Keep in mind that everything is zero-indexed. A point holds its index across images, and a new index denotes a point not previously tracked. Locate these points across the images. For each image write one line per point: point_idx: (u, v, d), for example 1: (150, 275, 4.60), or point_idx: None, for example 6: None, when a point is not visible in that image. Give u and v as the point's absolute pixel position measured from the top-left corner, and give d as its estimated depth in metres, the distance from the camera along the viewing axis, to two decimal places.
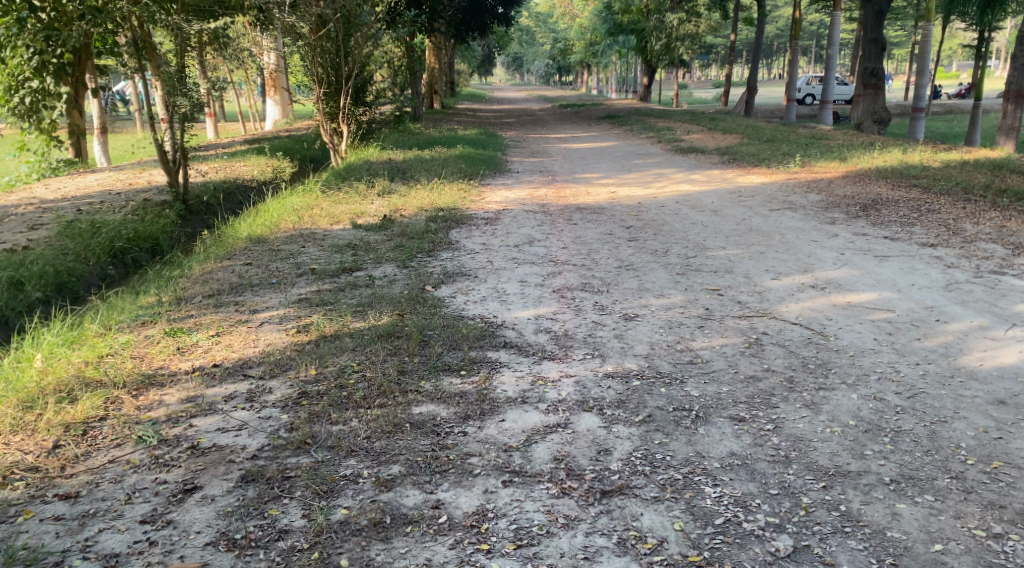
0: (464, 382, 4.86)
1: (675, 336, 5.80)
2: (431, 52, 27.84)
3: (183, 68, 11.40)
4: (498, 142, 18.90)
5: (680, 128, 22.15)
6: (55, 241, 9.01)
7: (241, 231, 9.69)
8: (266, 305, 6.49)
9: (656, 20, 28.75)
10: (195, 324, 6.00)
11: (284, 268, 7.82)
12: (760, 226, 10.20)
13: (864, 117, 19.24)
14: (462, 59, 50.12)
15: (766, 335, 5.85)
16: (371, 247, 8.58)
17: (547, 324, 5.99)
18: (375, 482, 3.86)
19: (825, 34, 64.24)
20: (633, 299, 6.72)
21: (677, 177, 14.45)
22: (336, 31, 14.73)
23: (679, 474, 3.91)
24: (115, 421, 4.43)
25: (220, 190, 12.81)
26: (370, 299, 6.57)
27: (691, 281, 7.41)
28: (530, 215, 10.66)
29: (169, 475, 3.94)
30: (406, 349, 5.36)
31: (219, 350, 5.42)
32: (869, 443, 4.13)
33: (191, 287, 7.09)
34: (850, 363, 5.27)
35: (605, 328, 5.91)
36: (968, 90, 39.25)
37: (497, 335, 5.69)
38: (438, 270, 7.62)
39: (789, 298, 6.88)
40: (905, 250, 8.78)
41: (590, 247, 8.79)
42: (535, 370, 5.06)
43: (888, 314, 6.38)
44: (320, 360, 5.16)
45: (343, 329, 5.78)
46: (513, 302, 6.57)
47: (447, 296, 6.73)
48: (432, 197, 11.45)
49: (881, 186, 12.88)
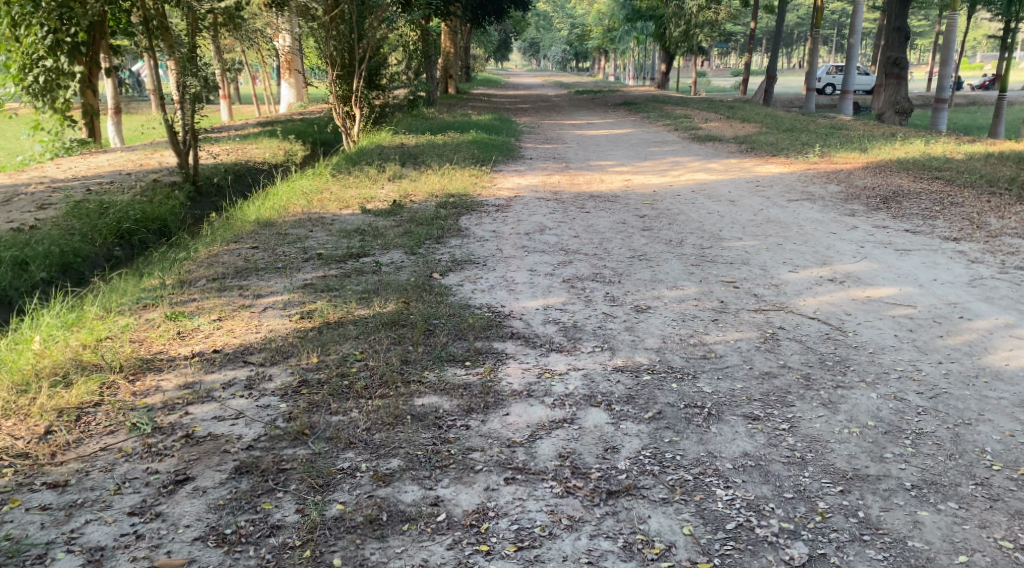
0: (469, 374, 4.72)
1: (688, 329, 5.63)
2: (449, 36, 27.52)
3: (195, 48, 11.29)
4: (513, 128, 18.73)
5: (698, 116, 21.83)
6: (62, 221, 8.90)
7: (249, 214, 9.58)
8: (270, 290, 6.36)
9: (675, 7, 28.31)
10: (198, 308, 5.88)
11: (290, 252, 7.71)
12: (778, 217, 9.99)
13: (886, 107, 18.91)
14: (478, 45, 49.82)
15: (782, 330, 5.67)
16: (379, 232, 8.43)
17: (556, 315, 5.84)
18: (373, 476, 3.72)
19: (847, 22, 63.41)
20: (646, 291, 6.56)
21: (693, 166, 14.21)
22: (349, 13, 14.56)
23: (689, 475, 3.75)
24: (109, 407, 4.30)
25: (230, 172, 12.71)
26: (376, 285, 6.45)
27: (705, 273, 7.22)
28: (542, 203, 10.49)
29: (161, 465, 3.81)
30: (410, 338, 5.21)
31: (221, 336, 5.29)
32: (889, 445, 3.95)
33: (195, 271, 6.98)
34: (869, 360, 5.09)
35: (616, 320, 5.75)
36: (992, 81, 38.62)
37: (505, 326, 5.55)
38: (447, 257, 7.48)
39: (806, 292, 6.69)
40: (928, 244, 8.57)
41: (603, 236, 8.61)
42: (542, 363, 4.90)
43: (909, 310, 6.20)
44: (322, 348, 5.03)
45: (347, 316, 5.65)
46: (522, 292, 6.42)
47: (455, 284, 6.59)
48: (443, 182, 11.32)
49: (902, 178, 12.62)
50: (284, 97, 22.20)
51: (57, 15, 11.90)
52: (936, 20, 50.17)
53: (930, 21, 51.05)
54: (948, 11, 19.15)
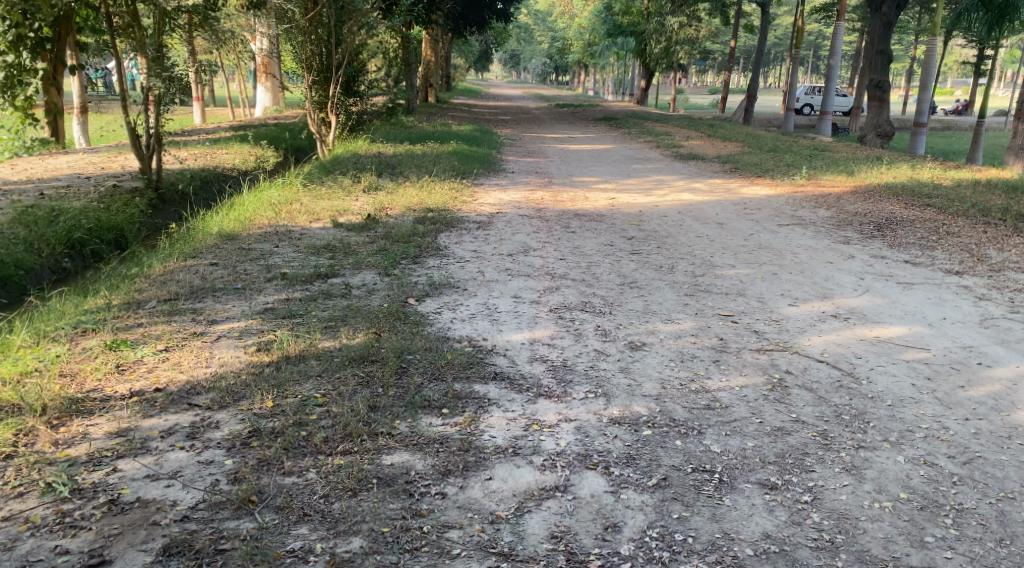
0: (446, 424, 4.16)
1: (687, 372, 5.10)
2: (428, 44, 26.97)
3: (162, 48, 10.73)
4: (493, 139, 18.23)
5: (680, 134, 21.44)
6: (7, 228, 8.23)
7: (211, 225, 8.95)
8: (226, 316, 5.78)
9: (656, 23, 28.01)
10: (143, 336, 5.28)
11: (252, 270, 7.12)
12: (770, 243, 9.54)
13: (868, 130, 18.63)
14: (458, 55, 49.22)
15: (789, 375, 5.17)
16: (352, 249, 7.85)
17: (543, 351, 5.29)
18: (330, 563, 3.23)
19: (825, 44, 63.63)
20: (639, 324, 6.04)
21: (679, 185, 13.77)
22: (327, 15, 14.04)
23: (705, 564, 3.33)
24: (22, 461, 3.71)
25: (197, 179, 12.06)
26: (344, 312, 5.90)
27: (700, 304, 6.72)
28: (525, 221, 9.97)
29: (73, 542, 3.28)
30: (380, 379, 4.65)
31: (165, 370, 4.71)
32: (929, 526, 3.58)
33: (145, 290, 6.40)
34: (888, 415, 4.61)
35: (609, 359, 5.21)
36: (965, 106, 38.88)
37: (486, 363, 5.00)
38: (423, 279, 6.92)
39: (809, 330, 6.21)
40: (930, 277, 8.15)
41: (589, 259, 8.10)
42: (529, 411, 4.34)
43: (923, 354, 5.73)
44: (279, 389, 4.48)
45: (310, 348, 5.07)
46: (505, 323, 5.87)
47: (432, 311, 6.04)
48: (421, 195, 10.74)
49: (893, 204, 12.24)
50: (260, 101, 21.57)
51: (21, 9, 11.20)
52: (910, 45, 50.42)
53: (906, 46, 51.28)
54: (928, 36, 19.04)
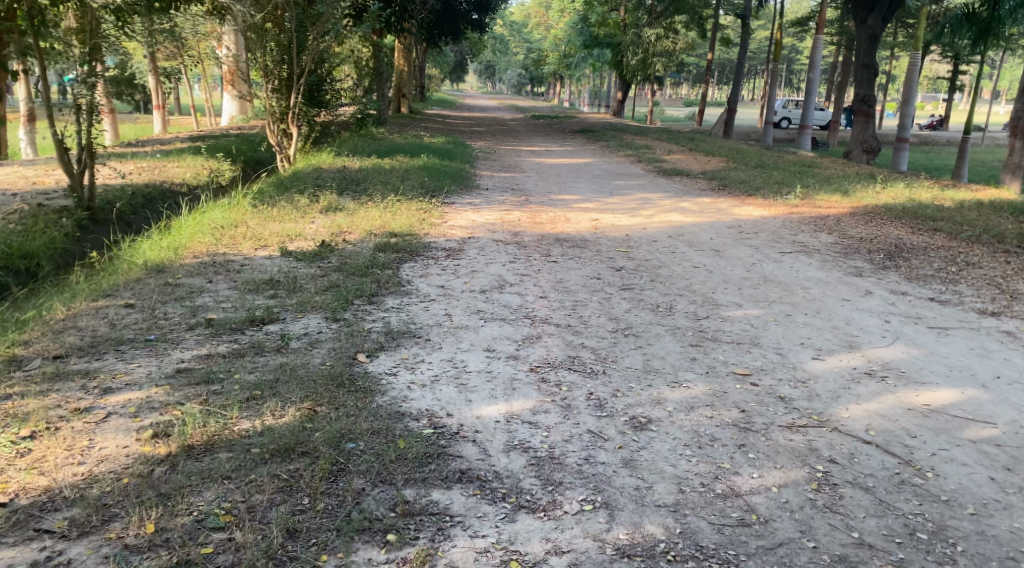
0: (392, 562, 3.21)
1: (707, 463, 3.98)
2: (403, 54, 26.05)
3: (94, 50, 9.31)
4: (467, 152, 17.13)
5: (662, 147, 20.47)
6: None
7: (138, 255, 7.71)
8: (126, 380, 4.60)
9: (634, 35, 27.07)
10: (7, 415, 4.11)
11: (174, 313, 5.93)
12: (775, 275, 8.48)
13: (854, 145, 17.65)
14: (431, 64, 47.90)
15: (836, 465, 4.04)
16: (297, 285, 6.66)
17: (522, 433, 4.15)
18: None
19: (802, 58, 62.96)
20: (639, 387, 4.91)
21: (666, 205, 12.71)
22: (289, 19, 12.70)
23: None
24: None
25: (139, 197, 10.84)
26: (276, 374, 4.71)
27: (710, 357, 5.60)
28: (499, 247, 8.85)
29: None
30: (307, 484, 3.54)
31: (19, 473, 3.59)
32: None
33: (34, 342, 5.22)
34: (977, 533, 3.59)
35: (608, 446, 4.06)
36: (941, 120, 38.27)
37: (450, 456, 3.85)
38: (379, 326, 5.75)
39: (845, 396, 5.08)
40: (965, 319, 7.09)
41: (575, 296, 6.98)
42: (509, 537, 3.37)
43: (993, 431, 4.64)
44: (168, 502, 3.39)
45: (221, 434, 3.90)
46: (476, 390, 4.69)
47: (385, 372, 4.88)
48: (385, 217, 9.56)
49: (898, 228, 11.24)
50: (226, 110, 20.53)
51: None
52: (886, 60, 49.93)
53: None
54: (912, 50, 18.07)
